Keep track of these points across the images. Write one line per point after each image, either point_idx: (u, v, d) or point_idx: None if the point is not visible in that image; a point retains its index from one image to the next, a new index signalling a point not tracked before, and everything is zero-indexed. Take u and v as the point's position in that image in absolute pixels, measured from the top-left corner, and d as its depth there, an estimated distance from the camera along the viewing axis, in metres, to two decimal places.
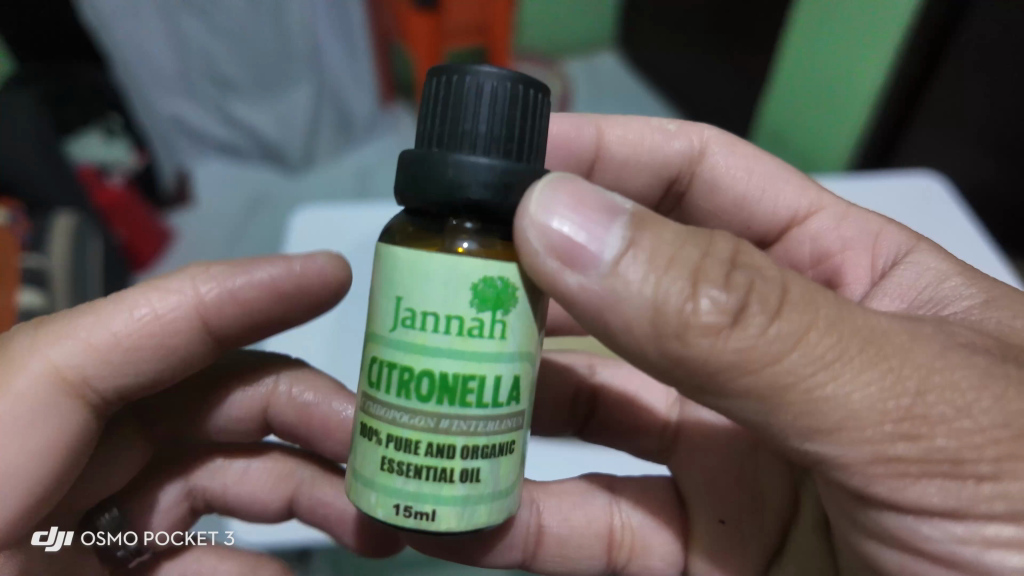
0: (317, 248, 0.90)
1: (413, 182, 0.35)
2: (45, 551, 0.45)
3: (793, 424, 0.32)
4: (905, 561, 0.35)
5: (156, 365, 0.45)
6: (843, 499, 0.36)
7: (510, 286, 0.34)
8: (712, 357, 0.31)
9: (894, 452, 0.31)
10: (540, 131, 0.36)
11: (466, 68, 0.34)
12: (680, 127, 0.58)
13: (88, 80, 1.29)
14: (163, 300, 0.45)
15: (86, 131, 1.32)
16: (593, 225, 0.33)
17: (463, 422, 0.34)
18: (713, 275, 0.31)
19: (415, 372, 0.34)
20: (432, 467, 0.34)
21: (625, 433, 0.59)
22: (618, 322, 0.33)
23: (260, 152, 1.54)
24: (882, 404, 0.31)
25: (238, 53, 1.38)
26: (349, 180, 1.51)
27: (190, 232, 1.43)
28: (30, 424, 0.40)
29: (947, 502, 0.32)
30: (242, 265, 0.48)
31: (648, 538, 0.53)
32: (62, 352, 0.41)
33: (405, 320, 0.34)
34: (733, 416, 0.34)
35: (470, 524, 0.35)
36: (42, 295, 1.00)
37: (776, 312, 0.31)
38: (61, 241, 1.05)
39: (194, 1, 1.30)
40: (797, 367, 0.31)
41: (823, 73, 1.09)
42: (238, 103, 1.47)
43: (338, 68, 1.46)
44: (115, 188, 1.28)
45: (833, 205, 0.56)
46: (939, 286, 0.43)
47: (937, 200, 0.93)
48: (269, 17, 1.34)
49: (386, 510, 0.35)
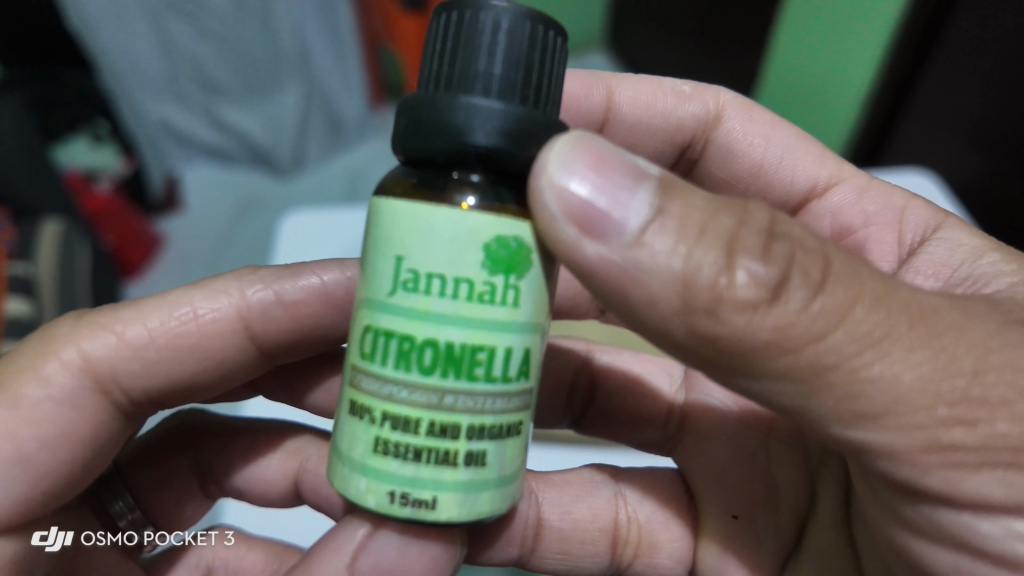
0: (319, 244, 0.89)
1: (417, 129, 0.33)
2: (46, 551, 0.43)
3: (835, 409, 0.30)
4: (954, 559, 0.33)
5: (188, 367, 0.45)
6: (887, 493, 0.34)
7: (524, 247, 0.32)
8: (743, 336, 0.29)
9: (948, 439, 0.29)
10: (555, 76, 0.34)
11: (478, 3, 0.32)
12: (694, 89, 0.57)
13: (73, 86, 1.25)
14: (210, 301, 0.46)
15: (73, 138, 1.29)
16: (618, 189, 0.30)
17: (469, 398, 0.32)
18: (751, 247, 0.29)
19: (417, 342, 0.31)
20: (433, 449, 0.32)
21: (625, 423, 0.56)
22: (640, 297, 0.30)
23: (248, 155, 1.51)
24: (935, 386, 0.29)
25: (226, 56, 1.35)
26: (339, 182, 1.48)
27: (179, 236, 1.40)
28: (54, 407, 0.41)
29: (1010, 496, 0.30)
30: (297, 270, 0.49)
31: (655, 534, 0.51)
32: (98, 344, 0.42)
33: (406, 283, 0.31)
34: (765, 402, 0.32)
35: (474, 512, 0.33)
36: (29, 303, 0.98)
37: (819, 286, 0.29)
38: (48, 249, 1.03)
39: (181, 6, 1.26)
40: (841, 346, 0.29)
41: (819, 65, 1.07)
42: (227, 106, 1.43)
43: (327, 67, 1.44)
44: (104, 194, 1.26)
45: (853, 176, 0.55)
46: (975, 264, 0.43)
47: (935, 192, 0.92)
48: (256, 20, 1.30)
49: (379, 498, 0.32)
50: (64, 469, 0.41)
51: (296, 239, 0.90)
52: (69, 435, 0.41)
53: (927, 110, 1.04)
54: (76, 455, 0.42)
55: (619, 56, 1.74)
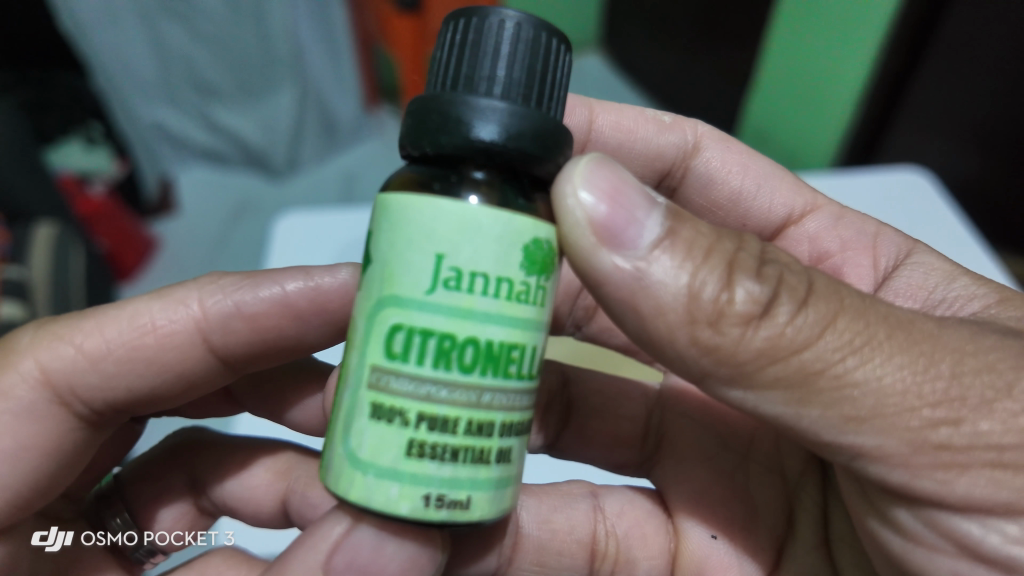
0: (308, 250, 0.89)
1: (424, 127, 0.33)
2: (46, 550, 0.47)
3: (822, 416, 0.31)
4: (950, 564, 0.33)
5: (149, 379, 0.46)
6: (877, 495, 0.34)
7: (553, 250, 0.33)
8: (739, 348, 0.30)
9: (936, 439, 0.30)
10: (562, 83, 0.35)
11: (487, 9, 0.33)
12: (675, 119, 0.57)
13: (65, 86, 1.25)
14: (169, 311, 0.46)
15: (64, 141, 1.29)
16: (634, 207, 0.32)
17: (504, 396, 0.33)
18: (747, 267, 0.31)
19: (459, 340, 0.31)
20: (470, 448, 0.32)
21: (602, 445, 0.56)
22: (650, 307, 0.31)
23: (243, 158, 1.51)
24: (917, 387, 0.30)
25: (220, 58, 1.35)
26: (335, 184, 1.49)
27: (173, 241, 1.40)
28: (12, 420, 0.42)
29: (998, 495, 0.30)
30: (258, 280, 0.49)
31: (633, 551, 0.51)
32: (55, 355, 0.43)
33: (448, 281, 0.31)
34: (752, 412, 0.33)
35: (498, 508, 0.34)
36: (22, 307, 0.97)
37: (804, 301, 0.30)
38: (40, 252, 1.02)
39: (173, 7, 1.26)
40: (826, 353, 0.30)
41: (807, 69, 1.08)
42: (221, 109, 1.43)
43: (320, 71, 1.44)
44: (97, 197, 1.25)
45: (827, 205, 0.56)
46: (949, 287, 0.44)
47: (925, 192, 0.92)
48: (249, 20, 1.30)
49: (414, 503, 0.31)
50: (29, 479, 0.42)
51: (292, 245, 0.90)
52: (29, 449, 0.42)
53: (919, 111, 1.05)
54: (42, 465, 0.43)
55: (611, 62, 1.75)
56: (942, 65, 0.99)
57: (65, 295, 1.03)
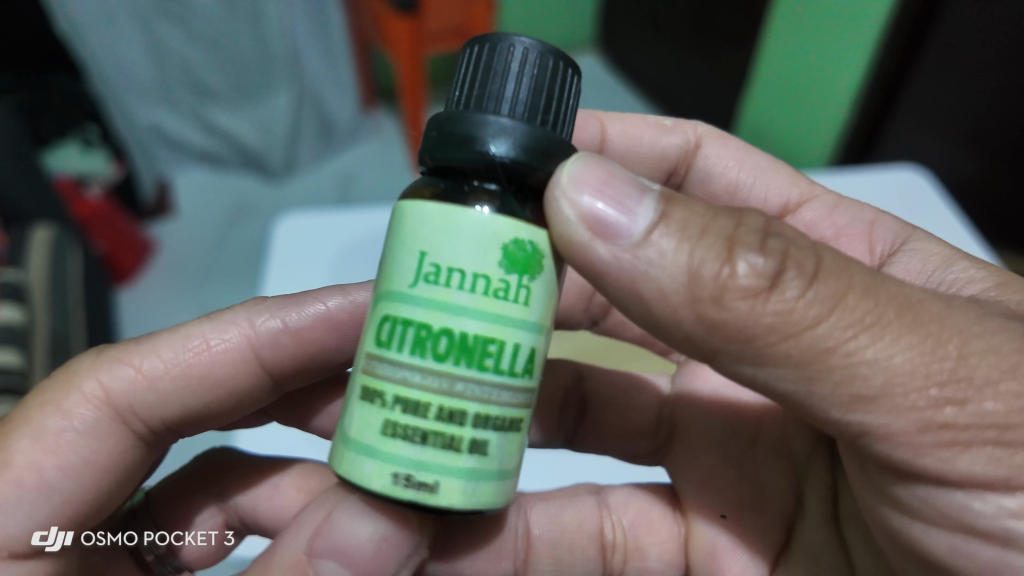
0: (304, 250, 0.89)
1: (438, 144, 0.34)
2: (46, 551, 0.42)
3: (834, 394, 0.31)
4: (955, 542, 0.33)
5: (201, 397, 0.47)
6: (883, 477, 0.35)
7: (539, 252, 0.33)
8: (749, 322, 0.31)
9: (941, 419, 0.31)
10: (569, 108, 0.36)
11: (502, 36, 0.35)
12: (675, 121, 0.58)
13: (61, 88, 1.27)
14: (220, 332, 0.48)
15: (62, 144, 1.30)
16: (625, 197, 0.33)
17: (478, 387, 0.33)
18: (750, 243, 0.31)
19: (434, 330, 0.32)
20: (440, 433, 0.32)
21: (618, 437, 0.57)
22: (651, 292, 0.32)
23: (239, 159, 1.52)
24: (925, 367, 0.31)
25: (215, 60, 1.36)
26: (332, 186, 1.50)
27: (172, 241, 1.40)
28: (75, 438, 0.42)
29: (997, 472, 0.31)
30: (297, 300, 0.50)
31: (641, 538, 0.52)
32: (115, 377, 0.44)
33: (428, 276, 0.32)
34: (768, 391, 0.33)
35: (474, 501, 0.33)
36: (21, 309, 0.94)
37: (813, 277, 0.31)
38: (37, 254, 1.04)
39: (170, 10, 1.26)
40: (836, 331, 0.31)
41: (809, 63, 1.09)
42: (219, 111, 1.44)
43: (317, 72, 1.44)
44: (94, 199, 1.25)
45: (823, 195, 0.56)
46: (947, 271, 0.45)
47: (924, 190, 0.93)
48: (246, 24, 1.31)
49: (384, 479, 0.32)
50: (89, 493, 0.43)
51: (286, 253, 0.89)
52: (89, 465, 0.42)
53: (911, 107, 1.06)
54: (98, 482, 0.43)
55: (608, 60, 1.77)
56: (941, 60, 0.98)
57: (64, 299, 1.02)
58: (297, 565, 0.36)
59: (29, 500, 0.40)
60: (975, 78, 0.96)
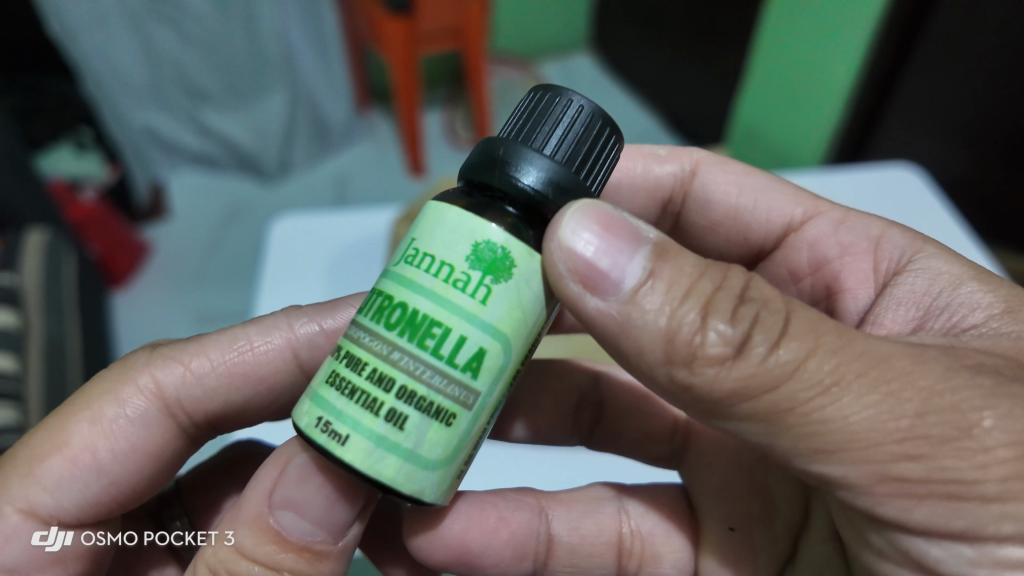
0: (303, 256, 0.89)
1: (478, 161, 0.36)
2: (46, 551, 0.42)
3: (795, 447, 0.33)
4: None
5: (244, 392, 0.49)
6: (859, 521, 0.37)
7: (509, 257, 0.33)
8: (714, 387, 0.33)
9: (897, 472, 0.32)
10: (604, 166, 0.38)
11: (563, 89, 0.37)
12: (670, 150, 0.59)
13: (54, 92, 1.27)
14: (262, 335, 0.49)
15: (56, 146, 1.28)
16: (618, 251, 0.34)
17: (413, 362, 0.33)
18: (723, 310, 0.33)
19: (394, 301, 0.34)
20: (365, 392, 0.33)
21: (632, 443, 0.59)
22: (632, 347, 0.34)
23: (234, 161, 1.53)
24: (884, 425, 0.32)
25: (209, 63, 1.36)
26: (326, 187, 1.52)
27: (166, 245, 1.40)
28: (127, 425, 0.45)
29: (954, 523, 0.32)
30: (330, 306, 0.51)
31: (658, 546, 0.53)
32: (168, 372, 0.46)
33: (408, 257, 0.35)
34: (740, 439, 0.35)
35: (374, 470, 0.33)
36: (15, 314, 0.92)
37: (778, 341, 0.32)
38: (32, 258, 1.01)
39: (162, 11, 1.26)
40: (798, 393, 0.32)
41: (802, 63, 1.10)
42: (211, 112, 1.45)
43: (313, 76, 1.44)
44: (88, 202, 1.23)
45: (829, 210, 0.55)
46: (954, 293, 0.43)
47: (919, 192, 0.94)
48: (239, 25, 1.30)
49: (310, 420, 0.34)
50: (133, 480, 0.45)
51: (286, 253, 0.89)
52: (139, 451, 0.45)
53: (908, 108, 1.06)
54: (146, 466, 0.45)
55: (602, 60, 1.78)
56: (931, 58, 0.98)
57: (57, 300, 1.00)
58: (258, 518, 0.38)
59: (82, 476, 0.43)
60: (967, 80, 0.96)
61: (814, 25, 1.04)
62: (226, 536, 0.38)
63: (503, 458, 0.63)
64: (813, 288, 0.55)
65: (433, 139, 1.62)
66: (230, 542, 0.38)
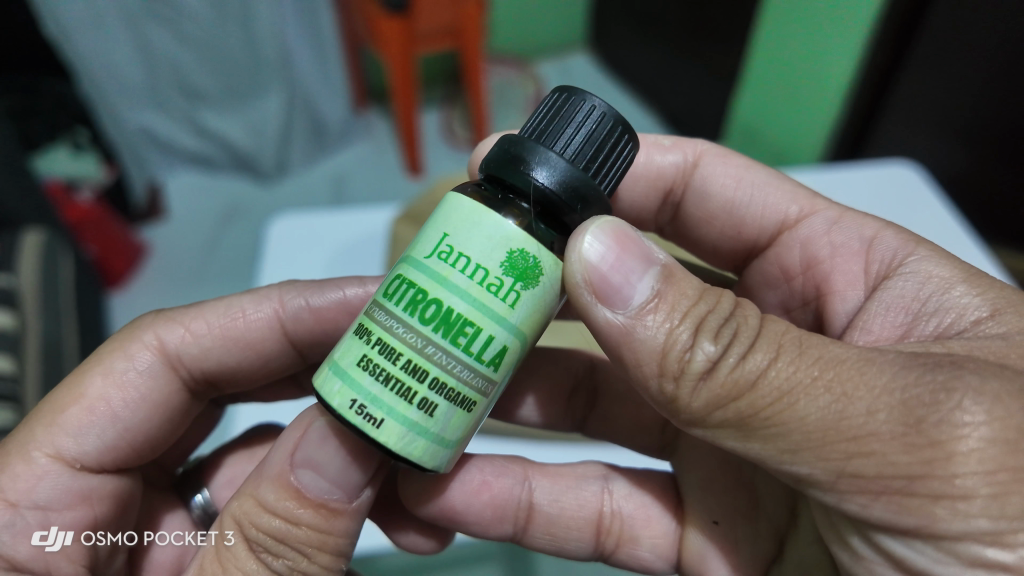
0: (302, 254, 0.89)
1: (498, 159, 0.36)
2: (46, 550, 0.43)
3: (762, 449, 0.34)
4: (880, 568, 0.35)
5: (234, 355, 0.52)
6: (839, 522, 0.37)
7: (539, 266, 0.35)
8: (694, 398, 0.34)
9: (851, 469, 0.32)
10: (618, 168, 0.38)
11: (583, 92, 0.37)
12: (675, 141, 0.59)
13: (52, 93, 1.27)
14: (255, 305, 0.52)
15: (51, 147, 1.29)
16: (629, 271, 0.35)
17: (446, 356, 0.34)
18: (711, 329, 0.34)
19: (428, 297, 0.34)
20: (400, 380, 0.34)
21: (624, 433, 0.59)
22: (631, 357, 0.35)
23: (230, 161, 1.52)
24: (838, 423, 0.32)
25: (205, 64, 1.35)
26: (325, 188, 1.52)
27: (164, 245, 1.41)
28: (137, 377, 0.48)
29: (908, 520, 0.32)
30: (319, 285, 0.53)
31: (637, 528, 0.54)
32: (170, 332, 0.50)
33: (440, 253, 0.34)
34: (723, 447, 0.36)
35: (406, 452, 0.34)
36: (12, 313, 0.92)
37: (750, 348, 0.34)
38: (28, 258, 1.00)
39: (160, 13, 1.26)
40: (757, 399, 0.33)
41: (796, 61, 1.11)
42: (208, 112, 1.44)
43: (311, 78, 1.44)
44: (85, 203, 1.23)
45: (825, 208, 0.55)
46: (943, 296, 0.44)
47: (909, 189, 0.94)
48: (235, 27, 1.30)
49: (343, 400, 0.34)
50: (141, 430, 0.48)
51: (287, 250, 0.90)
52: (146, 401, 0.48)
53: (907, 104, 1.07)
54: (152, 417, 0.49)
55: (599, 60, 1.78)
56: (928, 56, 0.99)
57: (54, 298, 1.00)
58: (281, 475, 0.39)
59: (98, 424, 0.46)
60: (965, 79, 0.96)
61: (807, 21, 1.05)
62: (226, 536, 0.40)
63: (500, 449, 0.65)
64: (804, 287, 0.55)
65: (432, 139, 1.62)
66: (230, 542, 0.40)
